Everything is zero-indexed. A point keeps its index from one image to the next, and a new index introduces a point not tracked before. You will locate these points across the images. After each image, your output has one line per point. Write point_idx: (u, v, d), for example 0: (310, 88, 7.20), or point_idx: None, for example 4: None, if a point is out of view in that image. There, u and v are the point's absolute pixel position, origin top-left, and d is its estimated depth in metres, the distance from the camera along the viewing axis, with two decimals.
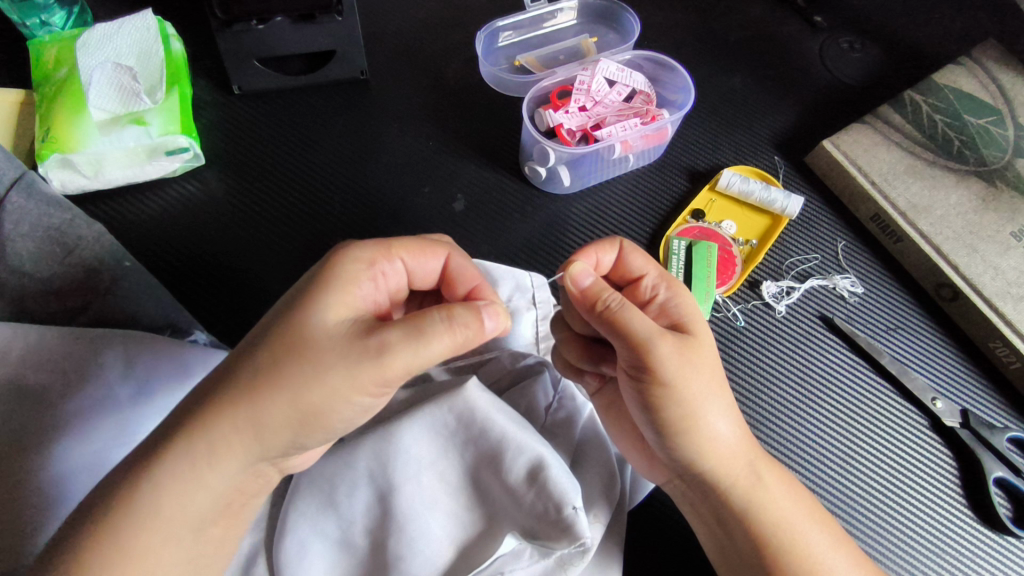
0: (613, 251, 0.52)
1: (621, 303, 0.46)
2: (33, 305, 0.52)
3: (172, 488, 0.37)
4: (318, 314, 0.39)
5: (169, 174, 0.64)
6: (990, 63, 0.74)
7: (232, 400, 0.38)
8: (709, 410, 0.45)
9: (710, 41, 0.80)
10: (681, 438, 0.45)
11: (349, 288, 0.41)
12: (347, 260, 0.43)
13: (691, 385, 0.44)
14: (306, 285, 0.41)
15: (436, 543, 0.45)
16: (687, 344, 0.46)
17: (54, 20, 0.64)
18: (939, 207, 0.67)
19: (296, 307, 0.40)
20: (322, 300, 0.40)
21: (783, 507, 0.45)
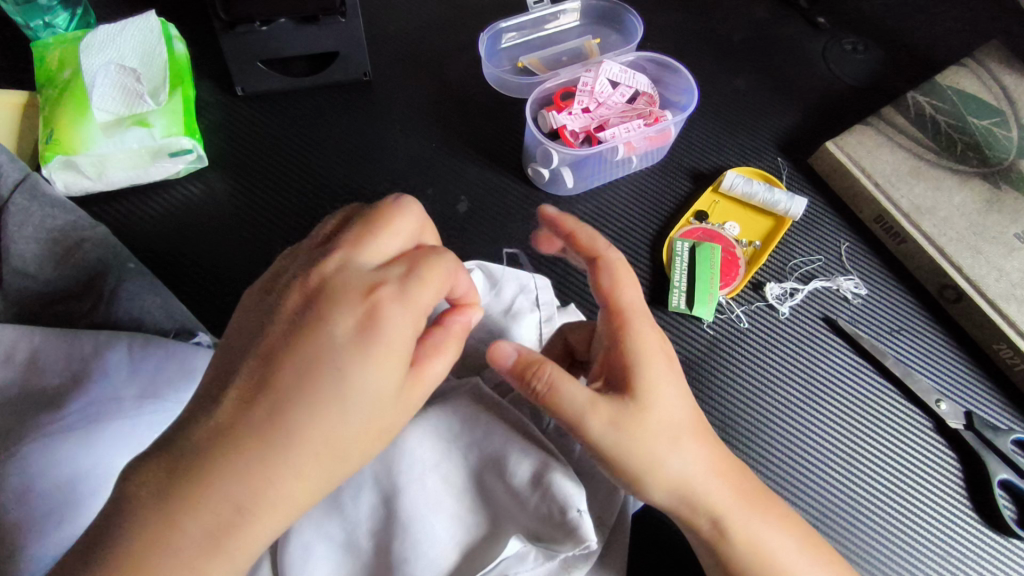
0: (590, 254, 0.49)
1: (548, 385, 0.44)
2: (36, 307, 0.52)
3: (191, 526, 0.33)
4: (379, 375, 0.36)
5: (172, 176, 0.63)
6: (993, 64, 0.74)
7: (298, 451, 0.34)
8: (662, 454, 0.44)
9: (712, 41, 0.80)
10: (650, 482, 0.44)
11: (397, 339, 0.37)
12: (385, 306, 0.37)
13: (635, 452, 0.43)
14: (350, 340, 0.36)
15: (441, 546, 0.44)
16: (622, 412, 0.44)
17: (58, 22, 0.64)
18: (942, 209, 0.67)
19: (347, 371, 0.35)
20: (377, 358, 0.36)
21: (762, 532, 0.45)
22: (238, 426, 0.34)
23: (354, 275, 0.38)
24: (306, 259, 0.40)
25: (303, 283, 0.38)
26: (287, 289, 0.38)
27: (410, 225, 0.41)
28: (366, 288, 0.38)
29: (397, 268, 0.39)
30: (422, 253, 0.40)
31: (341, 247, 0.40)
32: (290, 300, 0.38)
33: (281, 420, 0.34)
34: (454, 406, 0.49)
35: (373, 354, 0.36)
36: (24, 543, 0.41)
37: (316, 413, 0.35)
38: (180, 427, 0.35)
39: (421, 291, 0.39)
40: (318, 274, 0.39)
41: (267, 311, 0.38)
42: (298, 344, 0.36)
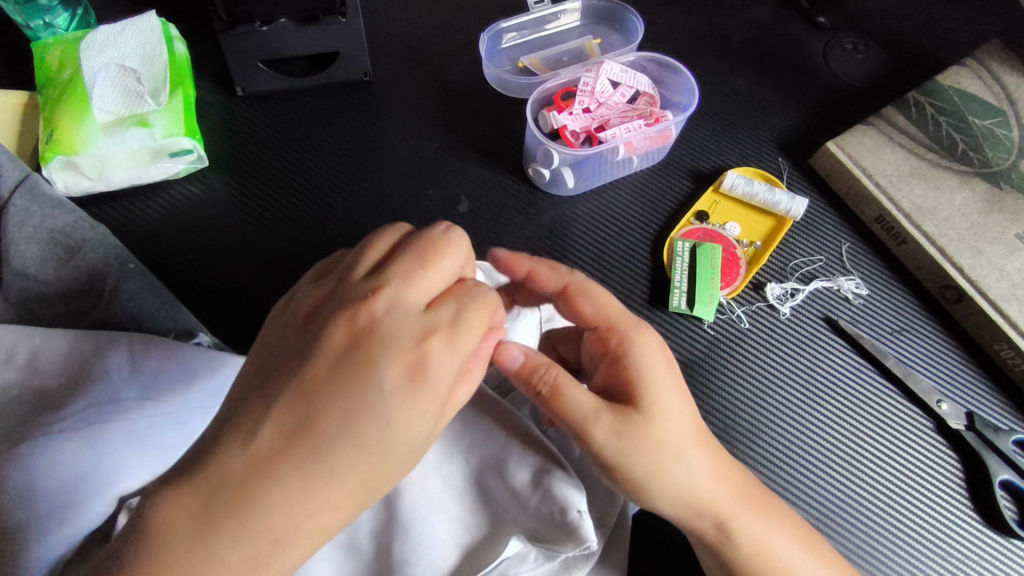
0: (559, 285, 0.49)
1: (554, 390, 0.43)
2: (35, 306, 0.52)
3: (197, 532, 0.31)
4: (416, 424, 0.34)
5: (172, 176, 0.63)
6: (994, 64, 0.74)
7: (335, 485, 0.32)
8: (678, 466, 0.44)
9: (713, 41, 0.79)
10: (648, 489, 0.44)
11: (440, 391, 0.34)
12: (434, 356, 0.34)
13: (639, 459, 0.43)
14: (397, 393, 0.33)
15: (441, 546, 0.45)
16: (628, 420, 0.43)
17: (58, 22, 0.64)
18: (944, 209, 0.67)
19: (387, 420, 0.33)
20: (420, 408, 0.34)
21: (764, 533, 0.45)
22: (275, 462, 0.31)
23: (404, 317, 0.35)
24: (352, 290, 0.36)
25: (350, 321, 0.34)
26: (331, 325, 0.34)
27: (459, 259, 0.38)
28: (417, 337, 0.34)
29: (446, 312, 0.36)
30: (471, 293, 0.37)
31: (391, 281, 0.36)
32: (333, 338, 0.34)
33: (324, 458, 0.32)
34: None
35: (417, 405, 0.34)
36: (28, 544, 0.40)
37: (355, 455, 0.32)
38: (197, 441, 0.33)
39: (470, 339, 0.36)
40: (367, 313, 0.34)
41: (308, 348, 0.34)
42: (340, 389, 0.33)
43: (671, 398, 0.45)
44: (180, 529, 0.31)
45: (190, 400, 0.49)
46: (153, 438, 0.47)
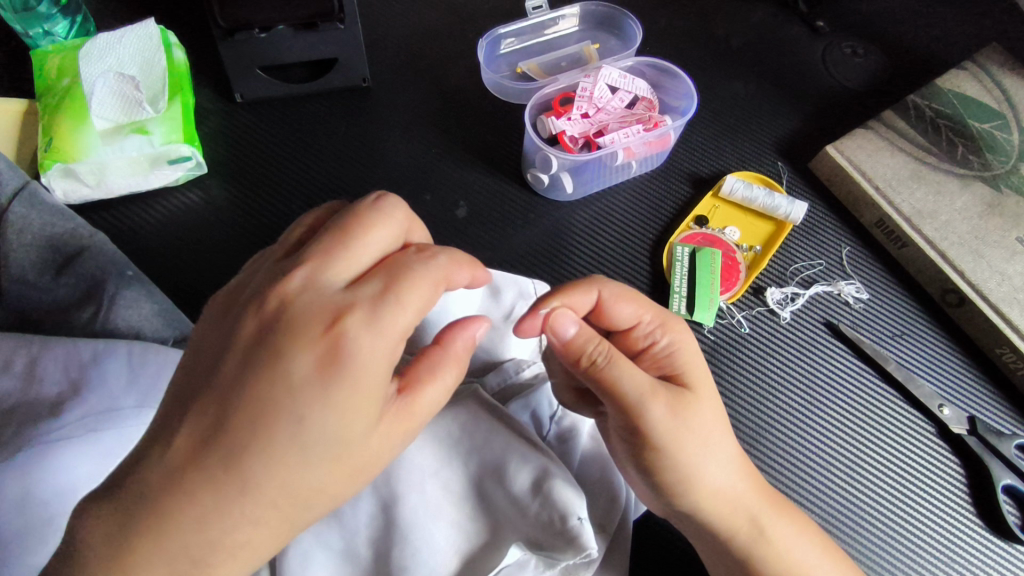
0: (592, 294, 0.47)
1: (609, 359, 0.42)
2: (34, 315, 0.52)
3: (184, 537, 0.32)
4: (344, 415, 0.33)
5: (171, 183, 0.63)
6: (993, 68, 0.75)
7: (261, 498, 0.33)
8: (709, 464, 0.43)
9: (712, 45, 0.80)
10: (679, 490, 0.44)
11: (365, 376, 0.33)
12: (351, 338, 0.33)
13: (688, 446, 0.43)
14: (310, 381, 0.33)
15: (440, 553, 0.44)
16: (679, 397, 0.43)
17: (57, 30, 0.64)
18: (944, 212, 0.67)
19: (303, 415, 0.33)
20: (341, 399, 0.33)
21: (785, 541, 0.45)
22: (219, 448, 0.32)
23: (320, 297, 0.34)
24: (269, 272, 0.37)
25: (261, 308, 0.35)
26: (247, 310, 0.35)
27: (388, 232, 0.37)
28: (329, 319, 0.34)
29: (372, 288, 0.35)
30: (399, 265, 0.36)
31: (310, 259, 0.36)
32: (245, 326, 0.35)
33: (238, 465, 0.32)
34: (453, 412, 0.49)
35: (331, 398, 0.33)
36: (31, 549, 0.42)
37: (271, 462, 0.32)
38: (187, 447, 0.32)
39: (395, 312, 0.34)
40: (278, 295, 0.35)
41: (225, 335, 0.35)
42: (255, 381, 0.33)
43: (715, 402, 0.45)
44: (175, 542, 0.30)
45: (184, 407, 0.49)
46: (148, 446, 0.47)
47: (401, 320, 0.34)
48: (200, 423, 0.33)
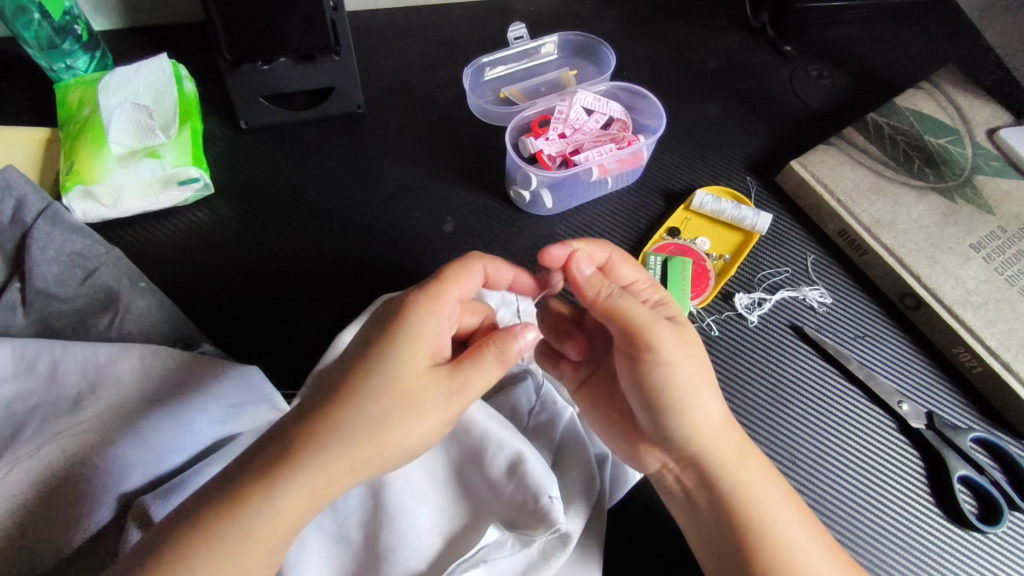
0: (607, 248, 0.54)
1: (620, 293, 0.49)
2: (55, 322, 0.57)
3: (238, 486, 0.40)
4: (405, 357, 0.44)
5: (181, 203, 0.69)
6: (947, 87, 0.80)
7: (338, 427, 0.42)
8: (705, 397, 0.48)
9: (685, 70, 0.85)
10: (672, 416, 0.48)
11: (425, 326, 0.46)
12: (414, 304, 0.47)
13: (685, 368, 0.48)
14: (381, 333, 0.45)
15: (424, 535, 0.49)
16: (682, 332, 0.49)
17: (79, 64, 0.70)
18: (902, 222, 0.72)
19: (375, 358, 0.44)
20: (403, 343, 0.45)
21: (763, 489, 0.49)
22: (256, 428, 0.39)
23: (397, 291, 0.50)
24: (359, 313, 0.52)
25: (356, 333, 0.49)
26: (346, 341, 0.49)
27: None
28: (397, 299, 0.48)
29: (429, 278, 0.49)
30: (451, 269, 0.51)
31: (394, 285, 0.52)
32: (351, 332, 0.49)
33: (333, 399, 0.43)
34: None
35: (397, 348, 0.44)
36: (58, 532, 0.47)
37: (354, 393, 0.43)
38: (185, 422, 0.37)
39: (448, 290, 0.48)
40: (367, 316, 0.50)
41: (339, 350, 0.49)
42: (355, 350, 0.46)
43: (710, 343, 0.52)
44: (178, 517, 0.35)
45: (193, 406, 0.53)
46: (163, 443, 0.51)
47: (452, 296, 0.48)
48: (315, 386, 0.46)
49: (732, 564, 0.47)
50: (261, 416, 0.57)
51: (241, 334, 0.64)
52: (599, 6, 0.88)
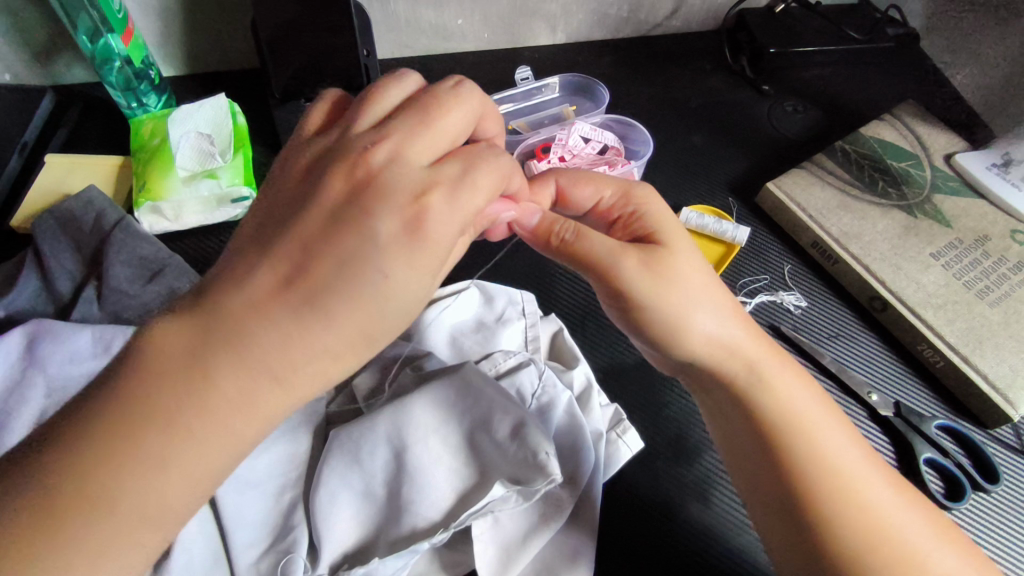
0: (551, 183, 0.63)
1: (573, 234, 0.55)
2: (125, 315, 0.67)
3: (225, 387, 0.37)
4: (413, 268, 0.41)
5: (232, 219, 0.79)
6: (908, 119, 0.90)
7: (332, 335, 0.39)
8: (696, 314, 0.54)
9: (673, 106, 0.96)
10: (670, 343, 0.55)
11: (439, 238, 0.42)
12: (433, 204, 0.42)
13: (664, 299, 0.53)
14: (396, 238, 0.40)
15: (439, 491, 0.56)
16: (654, 256, 0.55)
17: (150, 102, 0.82)
18: (867, 234, 0.80)
19: (382, 268, 0.40)
20: (420, 254, 0.41)
21: (790, 396, 0.53)
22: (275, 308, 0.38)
23: (409, 172, 0.43)
24: (355, 139, 0.44)
25: (350, 173, 0.42)
26: (333, 176, 0.42)
27: (460, 117, 0.46)
28: (417, 191, 0.42)
29: (451, 171, 0.44)
30: (473, 151, 0.46)
31: (393, 137, 0.44)
32: (333, 186, 0.42)
33: (321, 304, 0.39)
34: (450, 381, 0.60)
35: (413, 257, 0.41)
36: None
37: (353, 306, 0.39)
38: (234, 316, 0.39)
39: (472, 189, 0.44)
40: (367, 169, 0.42)
41: (306, 198, 0.42)
42: (336, 237, 0.40)
43: (687, 254, 0.57)
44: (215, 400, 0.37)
45: None
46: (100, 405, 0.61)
47: (475, 195, 0.44)
48: (279, 263, 0.40)
49: (750, 471, 0.53)
50: None
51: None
52: (596, 53, 1.00)
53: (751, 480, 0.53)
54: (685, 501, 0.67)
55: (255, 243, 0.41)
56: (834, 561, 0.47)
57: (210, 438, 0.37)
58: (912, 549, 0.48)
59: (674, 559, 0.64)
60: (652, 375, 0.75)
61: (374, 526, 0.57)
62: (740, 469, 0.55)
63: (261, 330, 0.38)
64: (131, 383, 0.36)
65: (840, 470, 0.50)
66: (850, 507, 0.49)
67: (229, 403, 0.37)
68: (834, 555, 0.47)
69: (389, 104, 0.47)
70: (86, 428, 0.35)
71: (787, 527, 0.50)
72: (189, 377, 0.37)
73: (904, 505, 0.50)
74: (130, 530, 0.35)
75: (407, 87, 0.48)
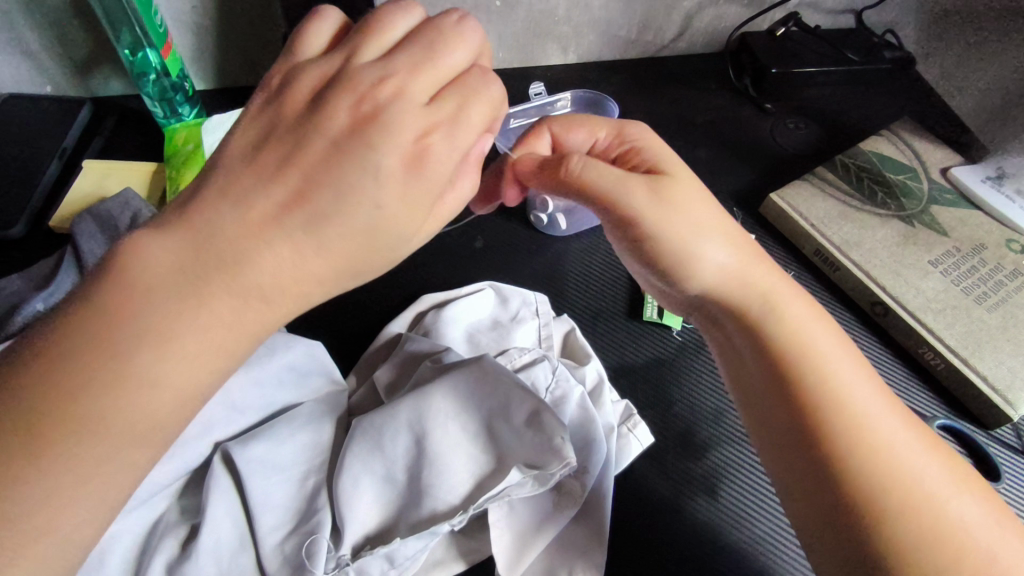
0: (545, 133, 0.69)
1: (575, 169, 0.60)
2: None
3: (217, 304, 0.41)
4: (408, 206, 0.45)
5: None
6: (905, 135, 0.94)
7: (323, 260, 0.43)
8: (704, 244, 0.57)
9: (680, 121, 1.00)
10: (681, 279, 0.58)
11: (436, 173, 0.45)
12: (434, 145, 0.45)
13: (672, 231, 0.57)
14: (397, 173, 0.43)
15: (458, 476, 0.59)
16: (656, 186, 0.58)
17: (185, 112, 0.87)
18: (867, 242, 0.83)
19: (381, 202, 0.43)
20: (417, 191, 0.44)
21: (812, 335, 0.54)
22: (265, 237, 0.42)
23: (408, 106, 0.44)
24: (362, 68, 0.46)
25: (357, 105, 0.44)
26: (338, 107, 0.44)
27: (463, 52, 0.48)
28: (421, 130, 0.44)
29: (446, 108, 0.46)
30: (469, 86, 0.47)
31: (397, 73, 0.45)
32: (338, 120, 0.44)
33: (315, 231, 0.42)
34: (470, 371, 0.63)
35: (412, 190, 0.44)
36: None
37: (343, 236, 0.43)
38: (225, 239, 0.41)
39: (467, 129, 0.46)
40: (373, 103, 0.44)
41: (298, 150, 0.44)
42: (341, 168, 0.43)
43: (691, 186, 0.59)
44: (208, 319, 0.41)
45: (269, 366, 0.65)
46: None
47: (471, 133, 0.47)
48: (284, 229, 0.42)
49: (765, 413, 0.54)
50: (322, 388, 0.69)
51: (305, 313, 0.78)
52: (606, 72, 1.05)
53: (765, 422, 0.54)
54: (693, 495, 0.69)
55: (254, 167, 0.43)
56: (853, 506, 0.47)
57: (205, 350, 0.41)
58: (934, 495, 0.47)
59: (681, 549, 0.66)
60: (661, 374, 0.77)
61: (395, 510, 0.59)
62: (752, 411, 0.56)
63: (262, 251, 0.41)
64: (128, 301, 0.39)
65: (859, 408, 0.50)
66: (872, 453, 0.48)
67: (224, 319, 0.41)
68: (853, 498, 0.47)
69: (392, 39, 0.49)
70: (86, 345, 0.38)
71: (806, 482, 0.50)
72: (184, 301, 0.40)
73: (927, 457, 0.49)
74: (126, 433, 0.39)
75: (411, 20, 0.49)
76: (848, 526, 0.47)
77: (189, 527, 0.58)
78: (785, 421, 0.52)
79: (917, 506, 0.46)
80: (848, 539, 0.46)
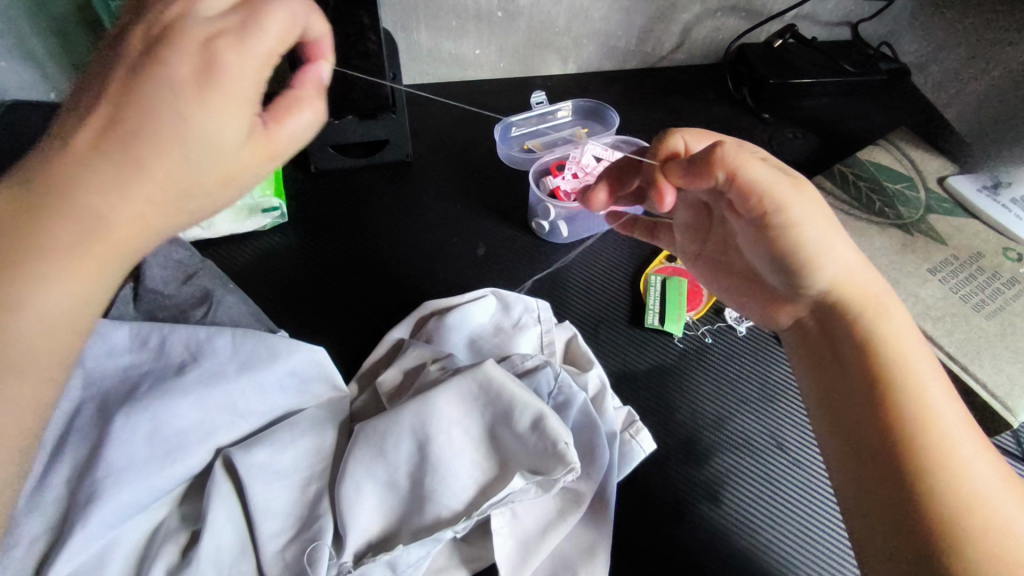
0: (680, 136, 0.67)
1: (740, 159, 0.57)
2: (158, 313, 0.70)
3: (50, 235, 0.40)
4: (222, 118, 0.42)
5: (261, 228, 0.84)
6: (902, 144, 0.95)
7: (147, 183, 0.41)
8: (836, 244, 0.57)
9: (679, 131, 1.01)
10: (807, 274, 0.58)
11: (236, 82, 0.42)
12: (224, 50, 0.42)
13: (811, 230, 0.57)
14: (188, 84, 0.41)
15: (461, 481, 0.58)
16: (798, 185, 0.58)
17: None
18: (866, 250, 0.84)
19: (188, 117, 0.41)
20: (216, 100, 0.42)
21: (904, 340, 0.55)
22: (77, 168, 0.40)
23: (198, 23, 0.43)
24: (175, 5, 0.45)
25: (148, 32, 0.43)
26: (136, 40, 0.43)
27: None
28: (210, 36, 0.42)
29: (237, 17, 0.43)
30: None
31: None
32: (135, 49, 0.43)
33: (131, 149, 0.41)
34: (475, 375, 0.62)
35: (210, 98, 0.41)
36: None
37: (159, 153, 0.41)
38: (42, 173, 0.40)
39: (263, 36, 0.43)
40: (164, 25, 0.43)
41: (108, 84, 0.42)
42: (141, 86, 0.41)
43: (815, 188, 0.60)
44: (50, 251, 0.40)
45: (272, 371, 0.64)
46: None
47: (269, 40, 0.43)
48: None
49: (848, 417, 0.54)
50: (323, 396, 0.67)
51: (308, 317, 0.78)
52: (606, 81, 1.06)
53: (843, 424, 0.54)
54: (697, 501, 0.69)
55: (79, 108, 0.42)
56: (938, 512, 0.47)
57: (56, 278, 0.40)
58: (995, 510, 0.47)
59: (690, 555, 0.65)
60: (664, 381, 0.77)
61: (397, 516, 0.59)
62: (833, 415, 0.56)
63: (82, 174, 0.40)
64: None
65: (937, 415, 0.51)
66: (955, 460, 0.49)
67: (61, 245, 0.40)
68: (938, 505, 0.47)
69: None
70: None
71: (879, 487, 0.50)
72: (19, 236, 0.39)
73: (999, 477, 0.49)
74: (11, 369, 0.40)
75: None
76: (922, 534, 0.47)
77: (189, 534, 0.57)
78: (866, 425, 0.52)
79: (991, 517, 0.47)
80: (911, 544, 0.47)
